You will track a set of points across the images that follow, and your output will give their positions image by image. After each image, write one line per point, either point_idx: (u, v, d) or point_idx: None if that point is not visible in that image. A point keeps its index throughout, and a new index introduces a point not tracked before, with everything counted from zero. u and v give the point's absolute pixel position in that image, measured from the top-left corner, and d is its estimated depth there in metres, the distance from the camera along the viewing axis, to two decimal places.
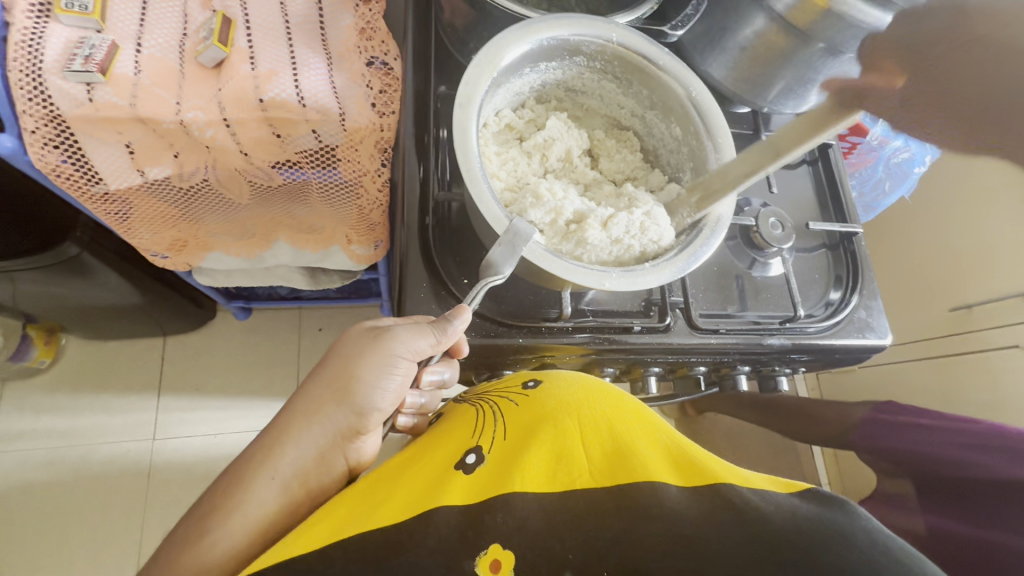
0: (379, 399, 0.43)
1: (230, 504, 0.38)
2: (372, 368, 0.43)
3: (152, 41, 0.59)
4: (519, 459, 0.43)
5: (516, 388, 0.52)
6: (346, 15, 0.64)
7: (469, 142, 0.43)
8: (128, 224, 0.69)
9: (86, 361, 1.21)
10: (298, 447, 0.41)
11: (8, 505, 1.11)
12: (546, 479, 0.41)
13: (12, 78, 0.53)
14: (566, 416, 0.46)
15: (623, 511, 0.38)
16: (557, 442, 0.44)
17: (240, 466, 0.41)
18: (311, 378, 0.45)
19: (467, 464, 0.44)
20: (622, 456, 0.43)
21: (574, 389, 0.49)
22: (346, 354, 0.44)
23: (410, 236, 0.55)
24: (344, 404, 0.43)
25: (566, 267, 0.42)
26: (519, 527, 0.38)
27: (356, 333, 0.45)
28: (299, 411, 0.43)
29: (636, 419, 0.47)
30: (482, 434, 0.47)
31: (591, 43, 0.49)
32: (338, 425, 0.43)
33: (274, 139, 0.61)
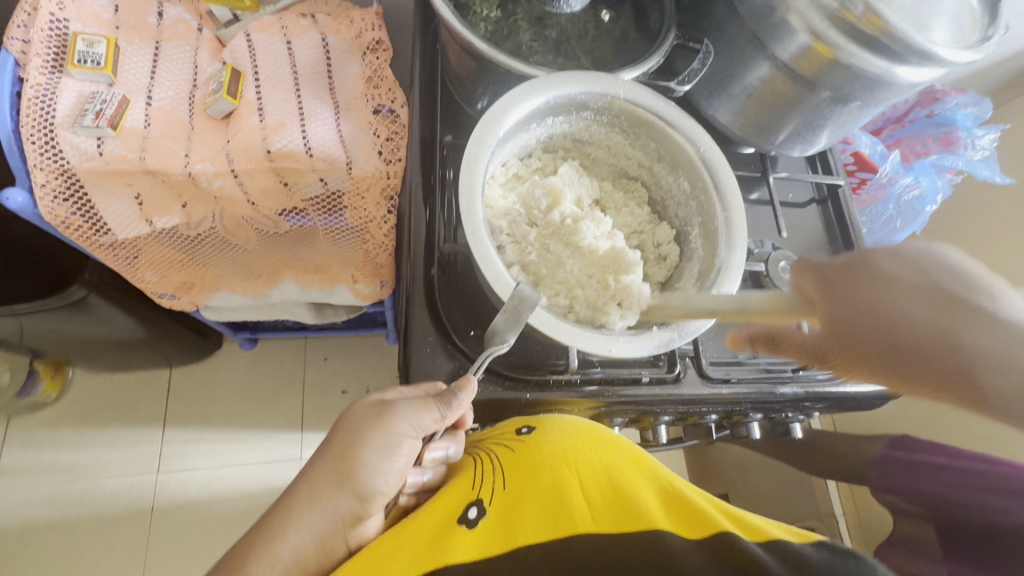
0: (383, 481, 0.42)
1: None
2: (377, 447, 0.42)
3: (162, 94, 0.59)
4: (523, 509, 0.41)
5: (510, 434, 0.49)
6: (354, 64, 0.65)
7: (474, 204, 0.42)
8: (135, 268, 0.69)
9: (91, 393, 1.21)
10: (299, 534, 0.40)
11: (10, 541, 1.10)
12: (552, 526, 0.39)
13: (25, 133, 0.54)
14: (565, 463, 0.44)
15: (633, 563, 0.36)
16: (555, 491, 0.42)
17: (240, 552, 0.40)
18: (315, 457, 0.44)
19: (468, 519, 0.41)
20: (624, 504, 0.41)
21: (568, 431, 0.47)
22: (350, 430, 0.43)
23: (416, 288, 0.54)
24: (347, 487, 0.41)
25: (572, 333, 0.42)
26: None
27: (360, 408, 0.45)
28: (302, 493, 0.42)
29: (634, 467, 0.46)
30: (480, 486, 0.45)
31: (598, 100, 0.49)
32: (339, 509, 0.41)
33: (281, 188, 0.61)
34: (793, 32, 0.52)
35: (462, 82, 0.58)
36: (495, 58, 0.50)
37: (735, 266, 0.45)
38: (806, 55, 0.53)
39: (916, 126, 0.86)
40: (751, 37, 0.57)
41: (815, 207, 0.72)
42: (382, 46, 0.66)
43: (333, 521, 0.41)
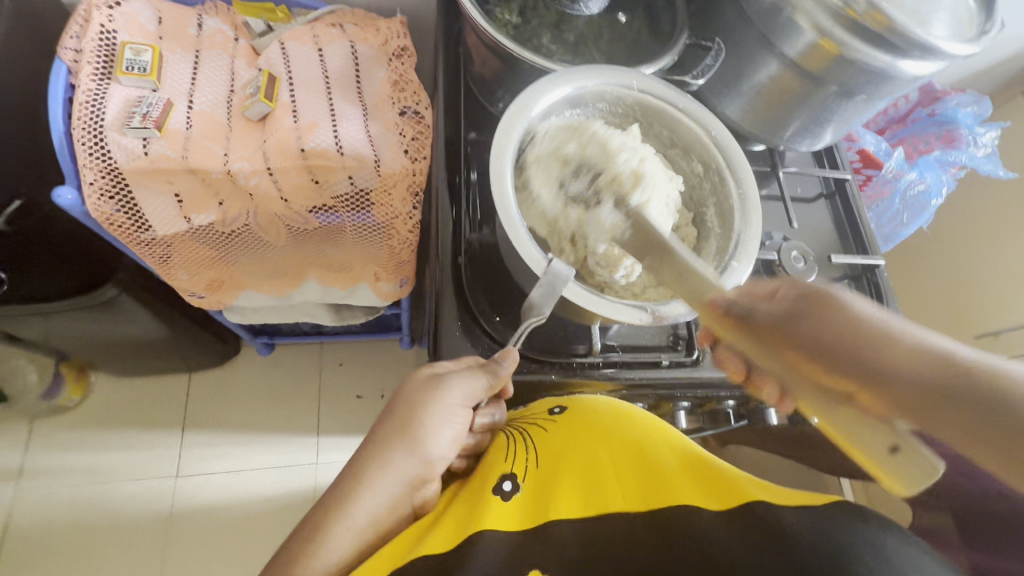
0: (443, 446, 0.45)
1: (310, 555, 0.37)
2: (438, 415, 0.44)
3: (203, 98, 0.63)
4: (554, 488, 0.43)
5: (542, 414, 0.52)
6: (380, 69, 0.68)
7: (505, 187, 0.45)
8: (168, 266, 0.72)
9: (112, 397, 1.24)
10: (373, 498, 0.41)
11: (30, 544, 1.11)
12: (582, 506, 0.41)
13: (76, 135, 0.58)
14: (596, 442, 0.46)
15: (659, 534, 0.38)
16: (588, 471, 0.44)
17: (312, 521, 0.40)
18: (375, 427, 0.45)
19: (503, 491, 0.43)
20: (655, 479, 0.43)
21: (602, 413, 0.49)
22: (408, 401, 0.45)
23: (444, 274, 0.57)
24: (413, 452, 0.43)
25: (605, 304, 0.44)
26: (558, 552, 0.37)
27: (417, 379, 0.46)
28: (370, 459, 0.42)
29: (662, 440, 0.46)
30: (515, 462, 0.47)
31: (614, 91, 0.52)
32: (409, 472, 0.42)
33: (313, 185, 0.64)
34: (800, 31, 0.55)
35: (487, 83, 0.62)
36: (521, 56, 0.53)
37: (746, 240, 0.47)
38: (813, 51, 0.56)
39: (918, 125, 0.88)
40: (759, 37, 0.60)
41: (824, 202, 0.74)
42: (406, 53, 0.70)
43: (402, 485, 0.42)
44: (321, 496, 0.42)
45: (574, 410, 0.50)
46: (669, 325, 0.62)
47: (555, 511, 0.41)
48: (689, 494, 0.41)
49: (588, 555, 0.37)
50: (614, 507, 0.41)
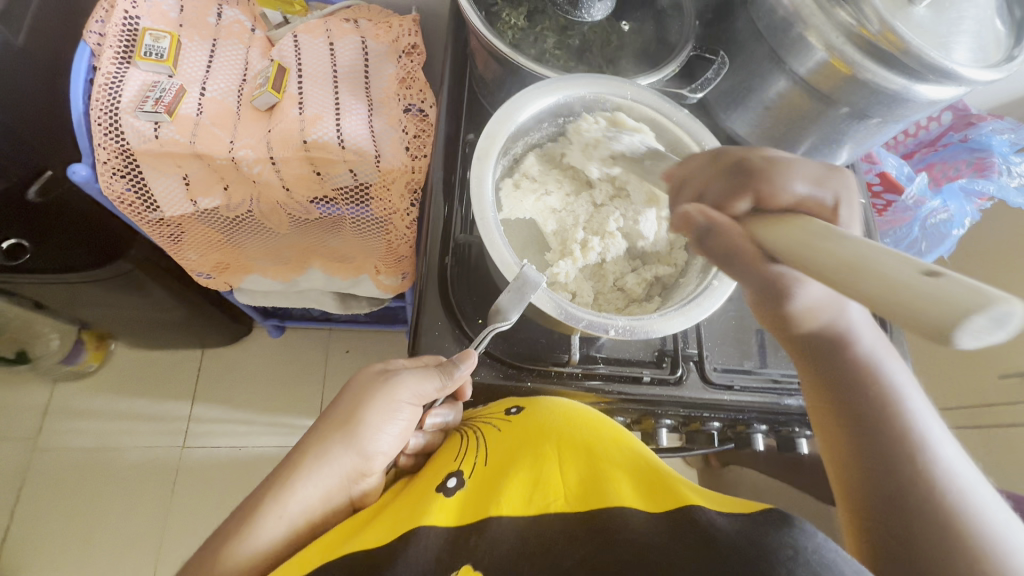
0: (386, 442, 0.46)
1: (244, 534, 0.41)
2: (381, 412, 0.45)
3: (215, 86, 0.65)
4: (498, 484, 0.44)
5: (499, 414, 0.52)
6: (389, 66, 0.69)
7: (484, 190, 0.45)
8: (179, 245, 0.75)
9: (129, 366, 1.29)
10: (307, 488, 0.43)
11: (43, 499, 1.16)
12: (520, 503, 0.41)
13: (93, 115, 0.60)
14: (545, 441, 0.46)
15: (592, 536, 0.37)
16: (533, 466, 0.44)
17: (249, 505, 0.43)
18: (323, 418, 0.47)
19: (447, 488, 0.44)
20: (597, 480, 0.42)
21: (552, 410, 0.49)
22: (355, 393, 0.47)
23: (430, 273, 0.57)
24: (352, 447, 0.45)
25: (570, 313, 0.44)
26: (490, 549, 0.38)
27: (368, 375, 0.48)
28: (311, 452, 0.45)
29: (614, 443, 0.46)
30: (465, 459, 0.47)
31: (608, 101, 0.51)
32: (345, 467, 0.45)
33: (314, 176, 0.65)
34: (810, 49, 0.53)
35: (487, 85, 0.62)
36: (516, 61, 0.53)
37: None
38: (823, 70, 0.54)
39: (950, 150, 0.83)
40: (769, 52, 0.58)
41: None
42: (417, 50, 0.70)
43: (339, 476, 0.45)
44: (264, 480, 0.45)
45: (528, 411, 0.50)
46: (656, 340, 0.60)
47: (495, 505, 0.41)
48: (625, 495, 0.41)
49: (521, 548, 0.38)
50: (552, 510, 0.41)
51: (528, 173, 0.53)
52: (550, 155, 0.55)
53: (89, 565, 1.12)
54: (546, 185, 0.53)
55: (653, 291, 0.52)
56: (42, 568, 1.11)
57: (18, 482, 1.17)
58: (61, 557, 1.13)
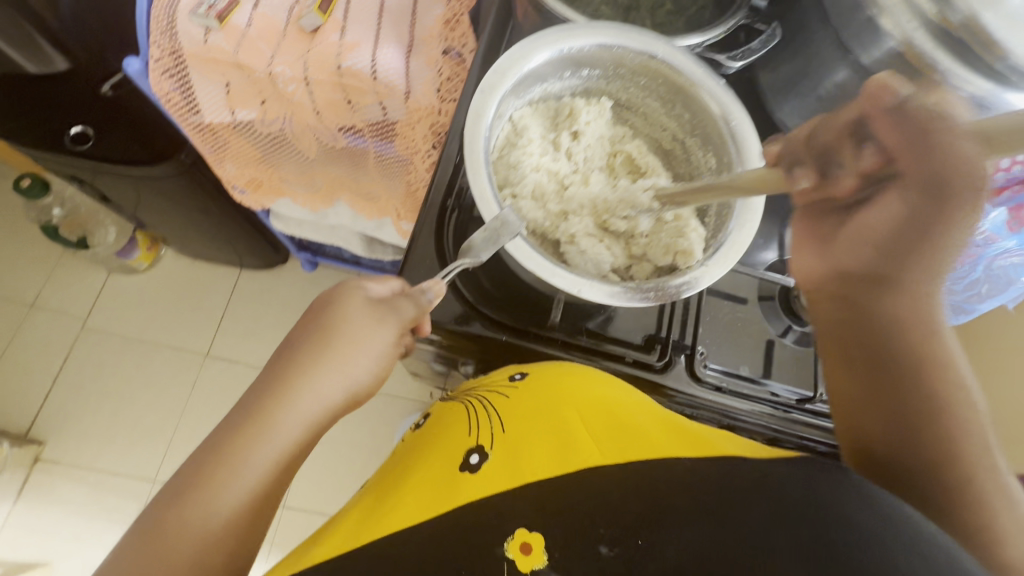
0: (375, 369, 0.44)
1: (232, 465, 0.38)
2: (371, 338, 0.44)
3: (268, 2, 0.66)
4: (524, 447, 0.43)
5: (503, 380, 0.51)
6: (438, 6, 0.68)
7: (481, 126, 0.44)
8: (219, 156, 0.78)
9: (173, 272, 1.38)
10: (292, 423, 0.40)
11: (81, 376, 1.28)
12: (555, 466, 0.41)
13: (154, 12, 0.64)
14: (560, 406, 0.46)
15: (640, 494, 0.37)
16: (555, 432, 0.44)
17: (222, 451, 0.38)
18: (291, 345, 0.44)
19: (471, 464, 0.43)
20: (627, 438, 0.42)
21: (557, 375, 0.49)
22: (335, 321, 0.44)
23: (429, 213, 0.56)
24: (339, 379, 0.43)
25: (543, 265, 0.42)
26: (538, 511, 0.38)
27: (345, 296, 0.45)
28: (291, 385, 0.41)
29: (631, 404, 0.46)
30: (480, 432, 0.46)
31: (636, 57, 0.49)
32: (334, 398, 0.43)
33: (345, 104, 0.66)
34: (881, 36, 0.48)
35: (524, 34, 0.59)
36: (547, 4, 0.51)
37: (729, 239, 0.44)
38: (891, 61, 0.48)
39: None
40: (833, 37, 0.52)
41: None
42: None
43: (326, 409, 0.42)
44: (234, 422, 0.40)
45: (531, 373, 0.50)
46: (650, 325, 0.57)
47: (529, 472, 0.41)
48: (662, 445, 0.41)
49: (568, 507, 0.38)
50: (593, 462, 0.40)
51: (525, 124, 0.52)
52: (553, 111, 0.53)
53: (110, 442, 1.23)
54: (569, 149, 0.53)
55: (631, 271, 0.51)
56: (70, 436, 1.23)
57: (62, 356, 1.29)
58: (88, 430, 1.24)
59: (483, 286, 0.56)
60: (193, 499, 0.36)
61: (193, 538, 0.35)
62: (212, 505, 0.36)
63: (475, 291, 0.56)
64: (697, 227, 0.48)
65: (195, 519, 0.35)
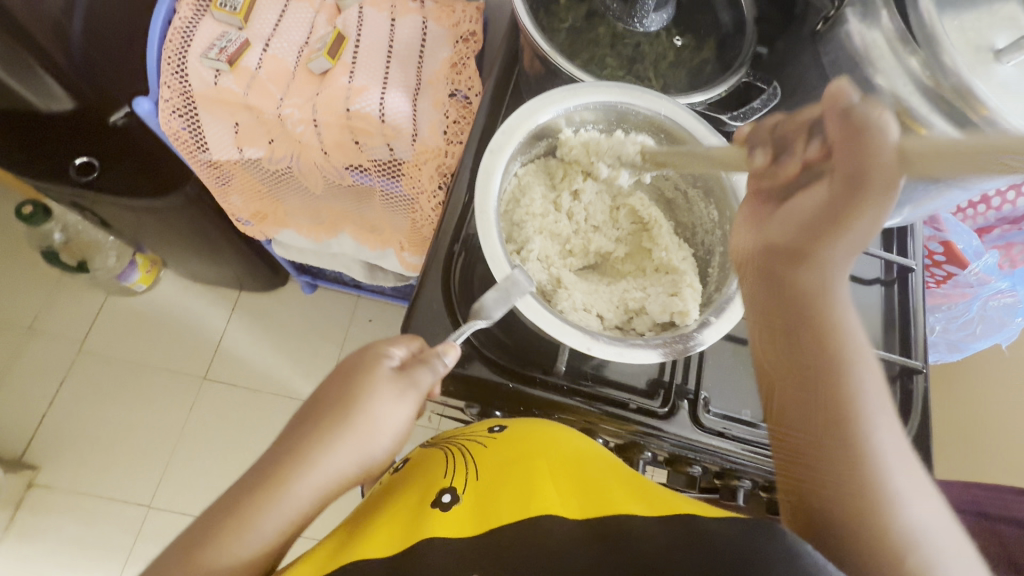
0: (393, 441, 0.43)
1: (238, 532, 0.37)
2: (392, 413, 0.42)
3: (278, 44, 0.68)
4: (495, 495, 0.43)
5: (482, 431, 0.52)
6: (444, 49, 0.70)
7: (490, 185, 0.46)
8: (225, 190, 0.78)
9: (172, 294, 1.38)
10: (303, 496, 0.40)
11: (76, 399, 1.26)
12: (521, 511, 0.40)
13: (166, 55, 0.65)
14: (537, 457, 0.45)
15: (599, 544, 0.36)
16: (529, 479, 0.43)
17: (231, 511, 0.39)
18: (314, 409, 0.43)
19: (442, 503, 0.43)
20: (600, 492, 0.41)
21: (538, 428, 0.49)
22: (357, 391, 0.42)
23: (436, 259, 0.57)
24: (355, 454, 0.41)
25: (552, 322, 0.43)
26: (496, 558, 0.37)
27: (372, 365, 0.43)
28: (307, 456, 0.40)
29: (610, 461, 0.46)
30: (455, 474, 0.46)
31: (640, 114, 0.50)
32: (348, 472, 0.41)
33: (352, 145, 0.67)
34: None
35: (530, 82, 0.60)
36: (554, 62, 0.51)
37: (736, 295, 0.45)
38: None
39: None
40: (830, 91, 0.54)
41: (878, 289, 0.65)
42: (474, 38, 0.71)
43: (339, 482, 0.41)
44: (246, 485, 0.40)
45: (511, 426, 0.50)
46: (654, 369, 0.58)
47: (495, 517, 0.40)
48: (625, 499, 0.40)
49: (527, 556, 0.37)
50: (554, 509, 0.39)
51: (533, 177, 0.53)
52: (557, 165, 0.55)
53: (105, 467, 1.22)
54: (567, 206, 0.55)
55: (632, 323, 0.51)
56: (65, 460, 1.21)
57: (59, 378, 1.28)
58: (83, 454, 1.22)
59: (490, 331, 0.57)
60: (197, 561, 0.36)
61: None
62: (210, 567, 0.36)
63: (482, 336, 0.56)
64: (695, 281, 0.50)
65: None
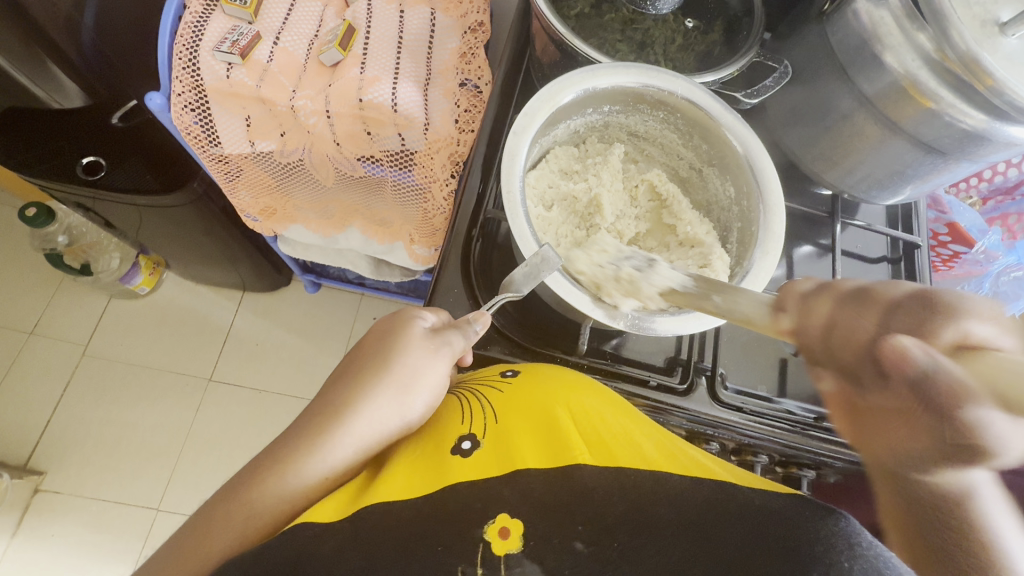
0: (429, 402, 0.45)
1: (284, 475, 0.39)
2: (428, 372, 0.45)
3: (288, 37, 0.68)
4: (517, 441, 0.41)
5: (494, 376, 0.49)
6: (453, 40, 0.71)
7: (514, 166, 0.46)
8: (234, 184, 0.78)
9: (175, 296, 1.37)
10: (345, 446, 0.41)
11: (80, 403, 1.26)
12: (547, 460, 0.40)
13: (176, 48, 0.65)
14: (558, 405, 0.43)
15: (624, 493, 0.37)
16: (552, 426, 0.42)
17: (275, 462, 0.40)
18: (353, 368, 0.45)
19: (462, 450, 0.41)
20: (621, 442, 0.41)
21: (554, 376, 0.47)
22: (392, 348, 0.45)
23: (455, 244, 0.58)
24: (395, 406, 0.43)
25: (581, 298, 0.45)
26: (524, 497, 0.37)
27: (407, 325, 0.46)
28: (348, 407, 0.42)
29: (625, 411, 0.45)
30: (473, 420, 0.44)
31: (656, 94, 0.51)
32: (386, 424, 0.43)
33: (365, 135, 0.68)
34: (883, 70, 0.50)
35: (542, 68, 0.61)
36: (572, 44, 0.52)
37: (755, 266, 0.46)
38: (894, 94, 0.51)
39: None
40: (838, 70, 0.55)
41: (885, 266, 0.65)
42: (482, 29, 0.72)
43: (378, 434, 0.42)
44: (290, 438, 0.41)
45: (524, 373, 0.48)
46: (670, 347, 0.59)
47: (520, 463, 0.39)
48: (647, 451, 0.40)
49: (555, 500, 0.37)
50: (582, 461, 0.39)
51: (553, 162, 0.55)
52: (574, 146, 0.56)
53: (111, 471, 1.21)
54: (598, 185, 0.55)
55: None
56: (71, 465, 1.21)
57: (63, 382, 1.27)
58: (89, 458, 1.22)
59: (510, 314, 0.58)
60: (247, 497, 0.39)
61: (237, 531, 0.38)
62: (258, 505, 0.38)
63: (502, 318, 0.57)
64: (722, 254, 0.51)
65: (245, 514, 0.38)
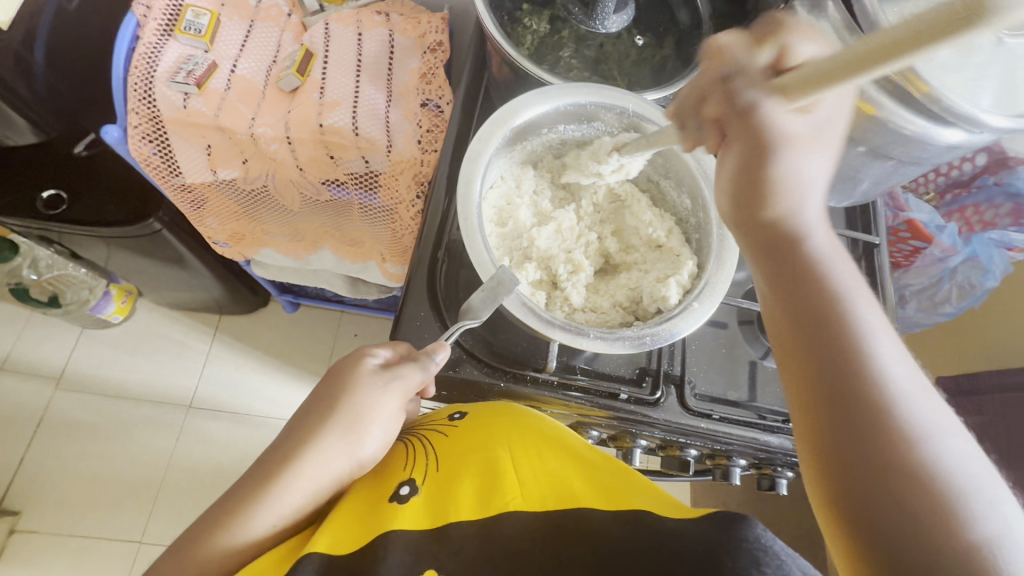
0: (382, 441, 0.46)
1: (237, 518, 0.41)
2: (378, 406, 0.45)
3: (245, 64, 0.68)
4: (455, 488, 0.43)
5: (443, 420, 0.51)
6: (413, 60, 0.71)
7: (471, 191, 0.47)
8: (200, 214, 0.77)
9: (151, 322, 1.35)
10: (295, 493, 0.42)
11: (55, 437, 1.23)
12: (481, 508, 0.41)
13: (131, 80, 0.64)
14: (499, 446, 0.45)
15: (550, 538, 0.39)
16: (492, 471, 0.44)
17: (224, 512, 0.42)
18: (308, 410, 0.45)
19: (400, 496, 0.43)
20: (552, 484, 0.43)
21: (494, 415, 0.49)
22: (342, 389, 0.45)
23: (420, 266, 0.58)
24: (345, 450, 0.44)
25: (543, 322, 0.45)
26: (457, 551, 0.39)
27: (357, 364, 0.46)
28: (297, 455, 0.43)
29: (560, 445, 0.46)
30: (415, 467, 0.46)
31: (608, 111, 0.52)
32: (339, 468, 0.44)
33: (327, 160, 0.68)
34: None
35: (499, 87, 0.61)
36: (523, 66, 0.52)
37: (713, 280, 0.47)
38: None
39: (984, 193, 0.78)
40: None
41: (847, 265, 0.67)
42: (442, 47, 0.72)
43: (331, 478, 0.44)
44: (244, 484, 0.43)
45: (470, 416, 0.50)
46: (640, 358, 0.59)
47: (454, 508, 0.41)
48: (577, 491, 0.42)
49: (485, 550, 0.39)
50: (512, 506, 0.41)
51: (513, 178, 0.56)
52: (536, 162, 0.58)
53: (88, 506, 1.18)
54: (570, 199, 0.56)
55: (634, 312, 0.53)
56: (48, 503, 1.18)
57: (37, 418, 1.24)
58: (66, 495, 1.19)
59: (478, 333, 0.58)
60: (200, 543, 0.40)
61: None
62: (207, 557, 0.40)
63: (471, 338, 0.57)
64: (691, 260, 0.51)
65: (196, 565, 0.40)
